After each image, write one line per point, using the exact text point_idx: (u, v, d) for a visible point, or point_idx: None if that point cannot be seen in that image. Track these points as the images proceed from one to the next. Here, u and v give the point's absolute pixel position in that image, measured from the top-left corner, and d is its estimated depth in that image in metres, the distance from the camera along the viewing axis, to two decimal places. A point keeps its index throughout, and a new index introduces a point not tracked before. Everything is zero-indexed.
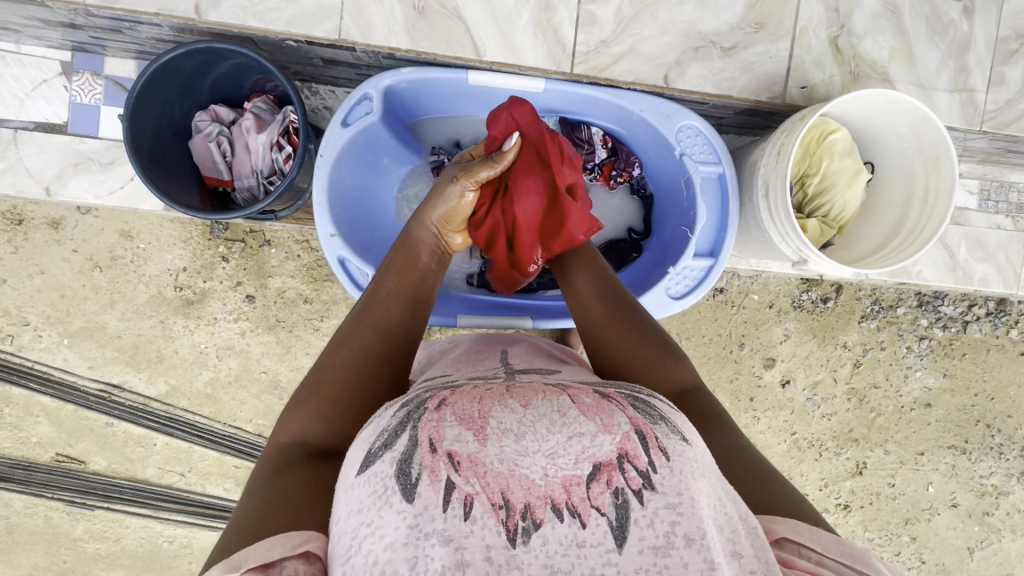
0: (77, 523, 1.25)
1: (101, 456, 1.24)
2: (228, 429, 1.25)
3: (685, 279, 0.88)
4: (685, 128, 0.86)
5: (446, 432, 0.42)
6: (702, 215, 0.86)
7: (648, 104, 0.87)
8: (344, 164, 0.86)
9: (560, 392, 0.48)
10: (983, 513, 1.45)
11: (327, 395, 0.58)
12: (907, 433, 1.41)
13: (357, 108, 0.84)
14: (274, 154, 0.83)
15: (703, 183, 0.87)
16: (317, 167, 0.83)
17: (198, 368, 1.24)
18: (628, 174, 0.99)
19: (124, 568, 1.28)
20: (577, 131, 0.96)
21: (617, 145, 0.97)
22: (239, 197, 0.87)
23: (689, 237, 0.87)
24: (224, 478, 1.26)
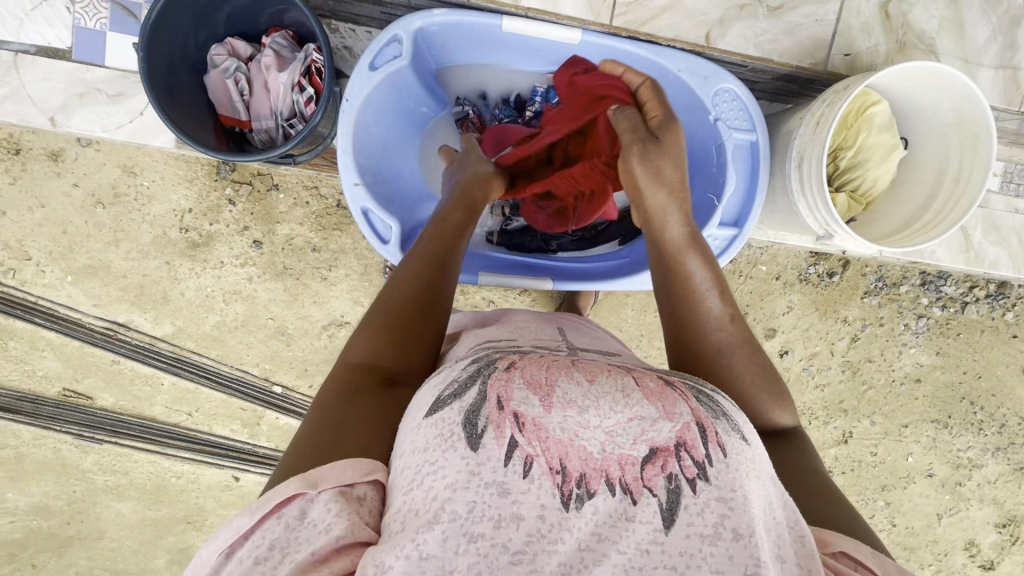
0: (87, 456, 1.28)
1: (108, 393, 1.25)
2: (235, 372, 1.26)
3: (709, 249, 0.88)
4: (722, 92, 0.84)
5: (514, 392, 0.45)
6: (731, 184, 0.84)
7: (686, 63, 0.83)
8: (368, 110, 0.83)
9: (624, 372, 0.51)
10: (955, 483, 1.53)
11: (393, 328, 0.59)
12: (894, 405, 1.46)
13: (385, 49, 0.80)
14: (294, 94, 0.80)
15: (735, 149, 0.85)
16: (343, 111, 0.79)
17: (205, 311, 1.24)
18: None
19: (133, 500, 1.32)
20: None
21: None
22: (256, 138, 0.85)
23: (716, 205, 0.85)
24: (231, 419, 1.29)
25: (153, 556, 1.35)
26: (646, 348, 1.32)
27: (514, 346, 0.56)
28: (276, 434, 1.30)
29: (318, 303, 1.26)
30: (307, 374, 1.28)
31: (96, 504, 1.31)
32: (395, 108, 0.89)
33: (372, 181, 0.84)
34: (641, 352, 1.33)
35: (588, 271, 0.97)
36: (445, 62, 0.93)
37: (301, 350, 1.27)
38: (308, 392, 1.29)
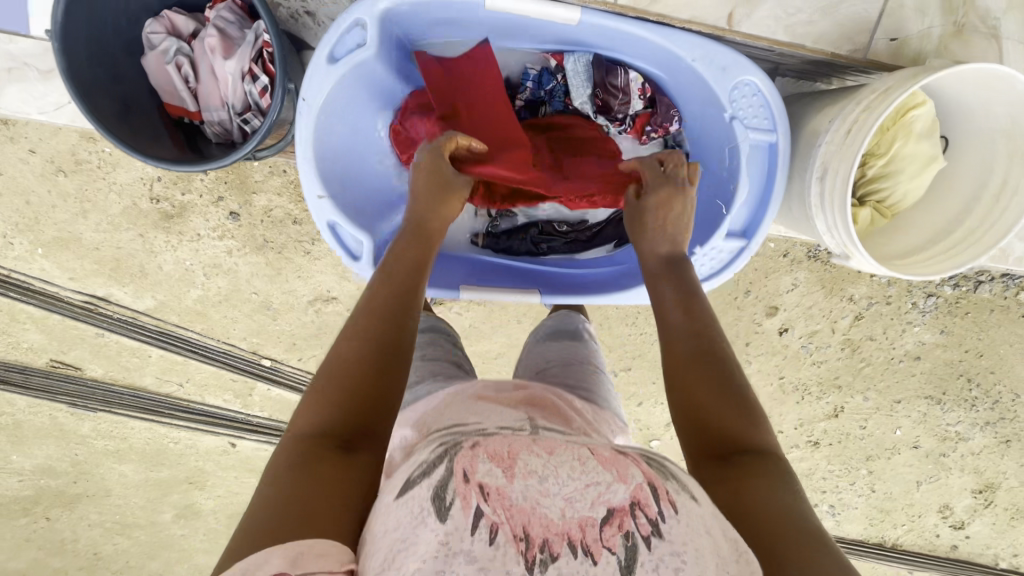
0: (83, 422, 1.30)
1: (96, 364, 1.24)
2: (222, 345, 1.24)
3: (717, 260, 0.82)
4: (743, 84, 0.74)
5: (479, 465, 0.44)
6: (744, 188, 0.75)
7: (703, 52, 0.73)
8: (330, 113, 0.77)
9: (580, 445, 0.50)
10: (939, 454, 1.55)
11: (343, 390, 0.56)
12: (889, 382, 1.44)
13: (346, 37, 0.73)
14: (246, 84, 0.75)
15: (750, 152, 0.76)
16: (300, 112, 0.73)
17: (186, 285, 1.19)
18: (664, 131, 0.85)
19: (134, 462, 1.35)
20: (610, 76, 0.82)
21: (657, 95, 0.84)
22: (209, 131, 0.80)
23: (727, 214, 0.77)
24: (222, 389, 1.29)
25: (159, 511, 1.41)
26: (642, 326, 1.29)
27: (478, 428, 0.53)
28: (268, 404, 1.31)
29: (302, 278, 1.21)
30: (295, 348, 1.26)
31: (99, 465, 1.35)
32: (358, 101, 0.82)
33: (339, 192, 0.80)
34: (637, 329, 1.29)
35: (580, 280, 0.91)
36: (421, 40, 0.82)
37: (288, 324, 1.24)
38: (297, 365, 1.28)
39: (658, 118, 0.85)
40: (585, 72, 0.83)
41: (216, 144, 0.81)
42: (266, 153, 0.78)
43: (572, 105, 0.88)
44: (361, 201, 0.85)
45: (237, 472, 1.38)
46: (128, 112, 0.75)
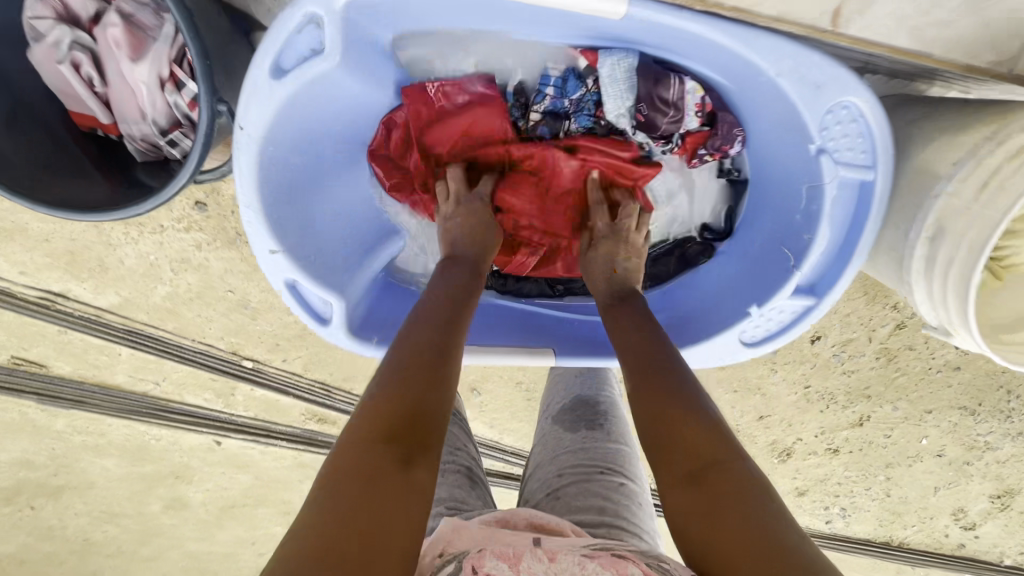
0: (57, 418, 1.21)
1: (63, 362, 1.14)
2: (198, 345, 1.13)
3: (775, 321, 0.80)
4: (840, 106, 0.64)
5: (486, 562, 0.53)
6: (822, 237, 0.73)
7: (792, 63, 0.62)
8: (276, 153, 0.70)
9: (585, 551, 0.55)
10: (963, 462, 1.47)
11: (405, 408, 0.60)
12: (923, 392, 1.33)
13: (296, 45, 0.62)
14: (170, 95, 0.76)
15: (835, 191, 0.71)
16: (239, 145, 0.66)
17: (152, 282, 1.06)
18: (722, 152, 0.80)
19: (115, 457, 1.29)
20: (661, 88, 0.73)
21: (718, 112, 0.76)
22: (131, 145, 0.81)
23: (796, 266, 0.76)
24: (202, 389, 1.19)
25: (147, 502, 1.37)
26: None
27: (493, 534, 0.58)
28: (253, 405, 1.22)
29: None
30: (279, 349, 1.15)
31: (79, 460, 1.28)
32: (312, 129, 0.74)
33: (296, 243, 0.76)
34: None
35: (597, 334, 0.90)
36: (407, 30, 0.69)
37: (269, 325, 1.12)
38: (281, 366, 1.17)
39: (717, 140, 0.79)
40: (625, 79, 0.72)
41: (142, 159, 0.82)
42: (209, 174, 0.81)
43: (604, 117, 0.80)
44: (329, 243, 0.81)
45: (226, 468, 1.32)
46: (21, 125, 0.76)
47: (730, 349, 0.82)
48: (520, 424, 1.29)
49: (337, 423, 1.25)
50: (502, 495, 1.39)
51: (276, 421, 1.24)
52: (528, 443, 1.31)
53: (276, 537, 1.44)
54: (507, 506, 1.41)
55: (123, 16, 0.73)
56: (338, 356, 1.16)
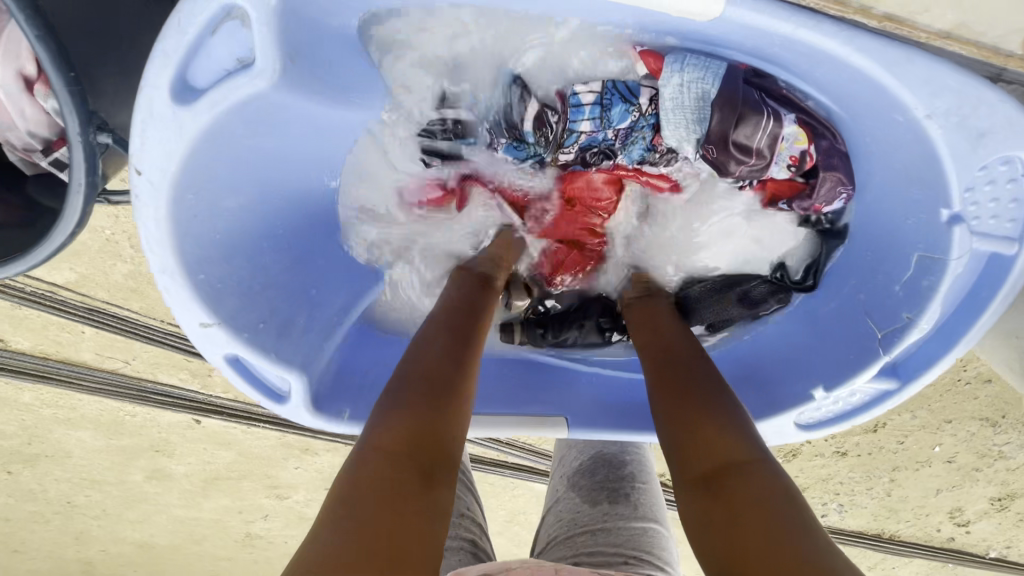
0: (23, 391, 1.13)
1: (20, 336, 1.04)
2: (168, 327, 1.03)
3: (839, 404, 0.76)
4: (997, 162, 0.56)
5: None
6: (925, 314, 0.67)
7: (948, 101, 0.54)
8: (199, 200, 0.61)
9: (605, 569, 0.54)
10: (972, 468, 1.42)
11: (430, 409, 0.54)
12: (946, 402, 1.25)
13: (209, 52, 0.53)
14: (45, 99, 0.65)
15: (961, 262, 0.63)
16: (139, 193, 0.57)
17: (111, 259, 0.94)
18: (818, 209, 0.71)
19: (90, 430, 1.22)
20: (740, 130, 0.63)
21: (821, 170, 0.67)
22: (15, 156, 0.69)
23: (890, 337, 0.70)
24: (176, 369, 1.10)
25: (129, 472, 1.32)
26: None
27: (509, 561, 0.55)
28: (232, 387, 1.13)
29: None
30: None
31: (52, 431, 1.22)
32: (254, 159, 0.64)
33: (234, 310, 0.67)
34: None
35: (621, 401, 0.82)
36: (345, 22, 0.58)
37: None
38: None
39: (810, 201, 0.70)
40: (691, 106, 0.63)
41: (34, 174, 0.70)
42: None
43: (662, 146, 0.71)
44: (284, 302, 0.73)
45: (207, 445, 1.26)
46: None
47: (786, 428, 0.77)
48: None
49: None
50: (494, 482, 1.35)
51: (258, 404, 1.17)
52: (524, 435, 1.25)
53: (262, 508, 1.42)
54: (500, 491, 1.37)
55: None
56: None
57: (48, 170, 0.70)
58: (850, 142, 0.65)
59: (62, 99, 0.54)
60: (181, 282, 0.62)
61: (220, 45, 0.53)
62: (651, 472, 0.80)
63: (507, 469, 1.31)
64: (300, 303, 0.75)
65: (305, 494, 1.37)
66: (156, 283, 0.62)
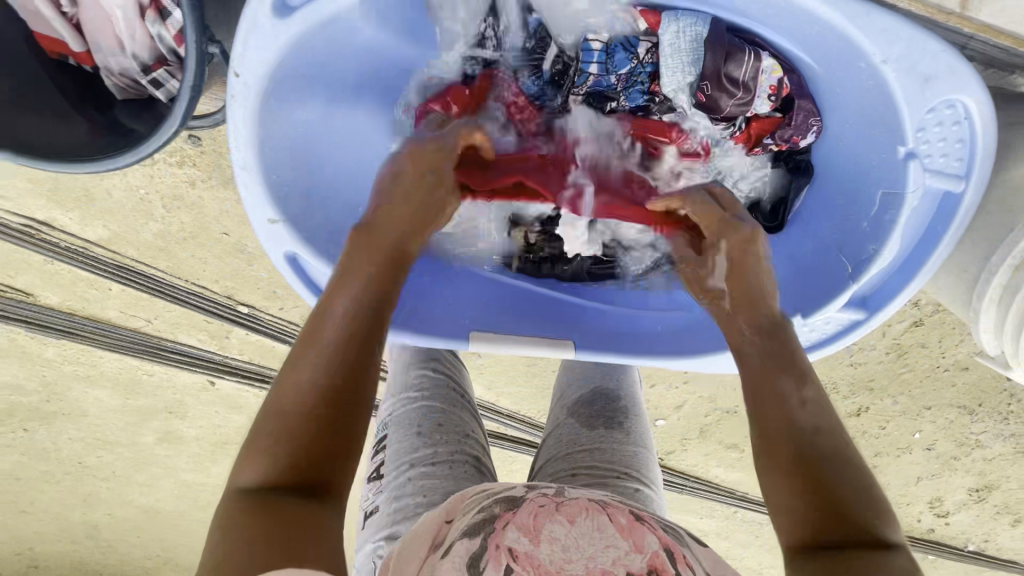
0: (46, 347, 1.19)
1: (50, 292, 1.10)
2: (191, 287, 1.09)
3: (815, 331, 0.80)
4: (943, 105, 0.64)
5: (509, 535, 0.52)
6: (888, 247, 0.74)
7: (907, 48, 0.61)
8: (279, 107, 0.70)
9: (600, 509, 0.55)
10: (951, 456, 1.48)
11: (297, 429, 0.51)
12: (926, 389, 1.32)
13: None
14: (153, 25, 0.73)
15: (918, 196, 0.71)
16: (233, 92, 0.65)
17: (143, 218, 1.00)
18: (792, 143, 0.75)
19: (108, 389, 1.27)
20: (731, 65, 0.68)
21: (798, 99, 0.71)
22: (108, 81, 0.77)
23: (860, 270, 0.76)
24: (195, 330, 1.16)
25: (141, 434, 1.37)
26: None
27: (511, 501, 0.57)
28: (248, 348, 1.19)
29: None
30: (275, 296, 1.10)
31: (71, 389, 1.27)
32: (337, 80, 0.74)
33: (298, 213, 0.76)
34: None
35: (619, 328, 0.87)
36: None
37: (266, 271, 1.07)
38: (277, 315, 1.13)
39: (788, 131, 0.74)
40: (687, 51, 0.69)
41: (122, 99, 0.78)
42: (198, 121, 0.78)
43: (659, 93, 0.75)
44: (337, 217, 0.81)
45: (219, 408, 1.31)
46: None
47: None
48: (518, 389, 1.28)
49: None
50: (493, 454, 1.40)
51: (271, 367, 1.22)
52: (523, 407, 1.30)
53: None
54: (499, 464, 1.42)
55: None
56: None
57: (135, 98, 0.78)
58: (819, 90, 0.71)
59: (183, 8, 0.59)
60: (255, 179, 0.71)
61: None
62: (638, 403, 0.87)
63: (506, 441, 1.36)
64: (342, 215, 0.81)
65: None
66: (235, 179, 0.71)
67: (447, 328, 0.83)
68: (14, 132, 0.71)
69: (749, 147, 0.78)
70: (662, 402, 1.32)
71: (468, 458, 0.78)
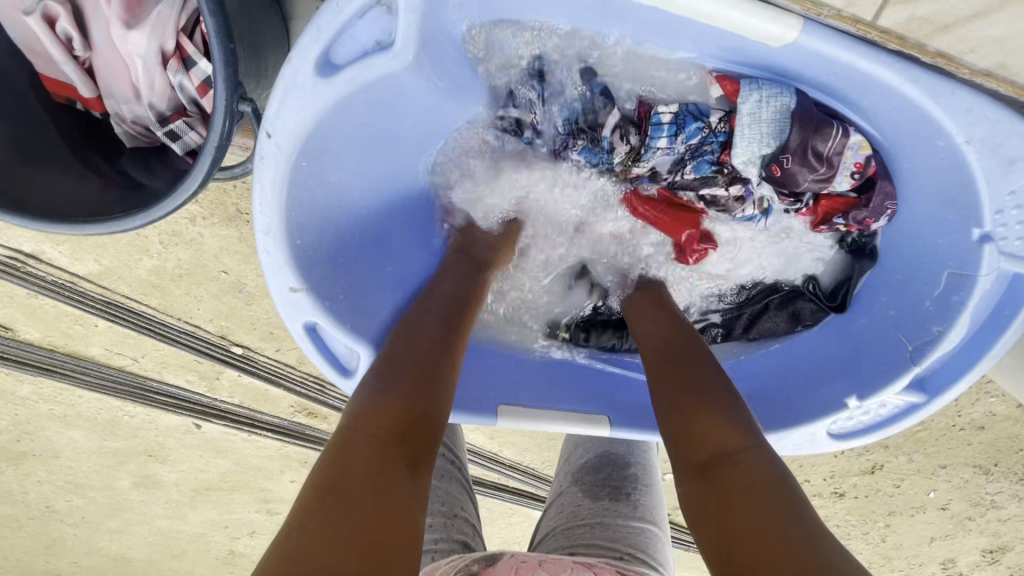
0: (22, 384, 1.11)
1: (32, 327, 1.03)
2: (183, 325, 1.03)
3: (871, 415, 0.78)
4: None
5: None
6: (946, 335, 0.71)
7: (983, 129, 0.59)
8: (310, 167, 0.67)
9: (586, 568, 0.57)
10: (965, 517, 1.44)
11: (408, 384, 0.54)
12: (942, 447, 1.28)
13: (363, 30, 0.60)
14: (175, 74, 0.69)
15: (985, 283, 0.68)
16: (263, 152, 0.61)
17: (137, 253, 0.95)
18: (865, 224, 0.74)
19: (84, 430, 1.19)
20: (818, 139, 0.65)
21: (878, 178, 0.69)
22: (119, 128, 0.74)
23: (913, 349, 0.74)
24: (184, 370, 1.09)
25: (116, 477, 1.28)
26: None
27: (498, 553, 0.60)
28: (239, 391, 1.12)
29: None
30: (272, 337, 1.04)
31: (44, 428, 1.19)
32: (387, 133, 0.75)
33: (320, 282, 0.71)
34: None
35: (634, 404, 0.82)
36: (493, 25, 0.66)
37: (264, 311, 1.01)
38: (273, 356, 1.07)
39: (863, 213, 0.72)
40: (772, 122, 0.66)
41: (131, 146, 0.75)
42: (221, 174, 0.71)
43: (727, 164, 0.74)
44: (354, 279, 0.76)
45: (203, 451, 1.24)
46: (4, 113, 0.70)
47: (818, 440, 0.78)
48: (521, 439, 1.21)
49: (329, 420, 1.16)
50: (492, 506, 1.33)
51: (263, 411, 1.15)
52: (526, 458, 1.24)
53: (250, 523, 1.37)
54: (498, 517, 1.35)
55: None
56: None
57: (145, 145, 0.76)
58: (897, 168, 0.69)
59: (215, 61, 0.55)
60: (279, 246, 0.66)
61: (366, 27, 0.60)
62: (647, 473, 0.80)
63: (506, 493, 1.29)
64: (372, 283, 0.79)
65: None
66: (257, 243, 0.65)
67: (476, 400, 0.79)
68: (18, 183, 0.66)
69: (816, 224, 0.77)
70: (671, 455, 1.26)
71: (460, 538, 0.71)
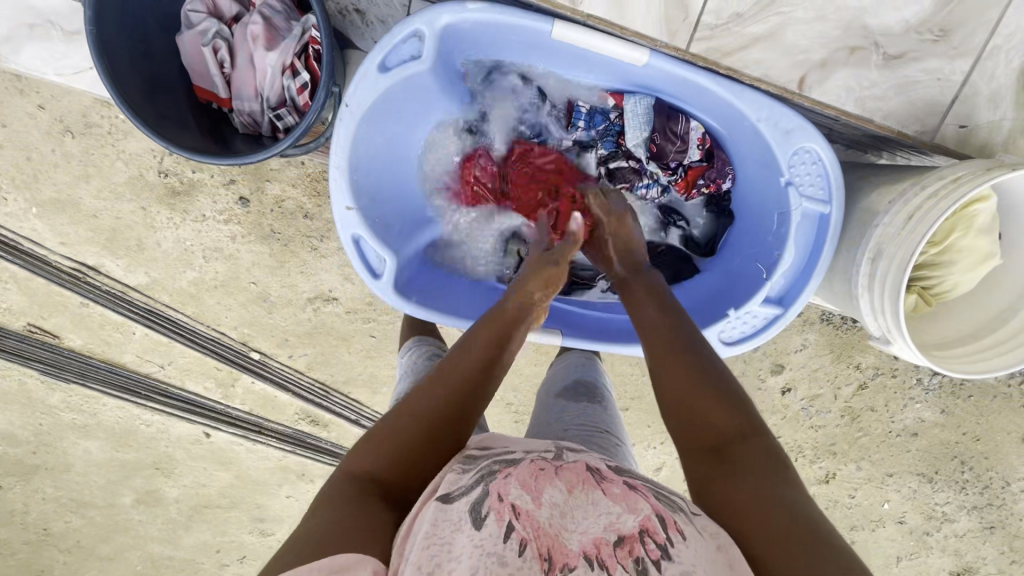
0: (52, 392, 1.24)
1: (75, 334, 1.19)
2: (211, 332, 1.19)
3: (747, 325, 0.82)
4: (803, 152, 0.74)
5: (512, 489, 0.48)
6: (786, 258, 0.78)
7: (769, 111, 0.73)
8: (380, 132, 0.81)
9: (597, 479, 0.52)
10: (923, 532, 1.48)
11: (418, 432, 0.56)
12: (884, 454, 1.42)
13: (403, 48, 0.74)
14: (286, 79, 0.80)
15: (800, 220, 0.77)
16: (342, 118, 0.74)
17: (182, 266, 1.14)
18: (715, 186, 0.87)
19: (100, 440, 1.29)
20: (674, 123, 0.83)
21: (715, 149, 0.85)
22: (236, 120, 0.84)
23: (764, 278, 0.80)
24: (204, 377, 1.23)
25: (119, 494, 1.35)
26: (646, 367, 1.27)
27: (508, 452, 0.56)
28: (251, 399, 1.25)
29: (304, 274, 1.15)
30: (287, 344, 1.21)
31: (63, 439, 1.29)
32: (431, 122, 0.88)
33: (366, 206, 0.81)
34: (640, 370, 1.27)
35: (599, 326, 0.93)
36: (482, 51, 0.81)
37: (282, 319, 1.19)
38: (285, 362, 1.22)
39: (712, 174, 0.86)
40: (645, 115, 0.84)
41: (242, 133, 0.85)
42: (297, 150, 0.83)
43: (624, 146, 0.88)
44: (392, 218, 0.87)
45: (208, 464, 1.32)
46: (157, 89, 0.79)
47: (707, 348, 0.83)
48: None
49: (329, 427, 1.27)
50: None
51: (270, 419, 1.27)
52: None
53: (241, 548, 1.40)
54: None
55: (263, 17, 0.80)
56: (342, 358, 1.22)
57: (256, 134, 0.85)
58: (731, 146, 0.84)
59: (323, 36, 0.70)
60: (346, 179, 0.77)
61: (410, 45, 0.74)
62: (608, 387, 0.84)
63: None
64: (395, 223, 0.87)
65: (289, 530, 1.38)
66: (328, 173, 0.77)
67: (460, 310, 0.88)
68: (151, 129, 0.73)
69: (685, 190, 0.90)
70: (642, 463, 1.36)
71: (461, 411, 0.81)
